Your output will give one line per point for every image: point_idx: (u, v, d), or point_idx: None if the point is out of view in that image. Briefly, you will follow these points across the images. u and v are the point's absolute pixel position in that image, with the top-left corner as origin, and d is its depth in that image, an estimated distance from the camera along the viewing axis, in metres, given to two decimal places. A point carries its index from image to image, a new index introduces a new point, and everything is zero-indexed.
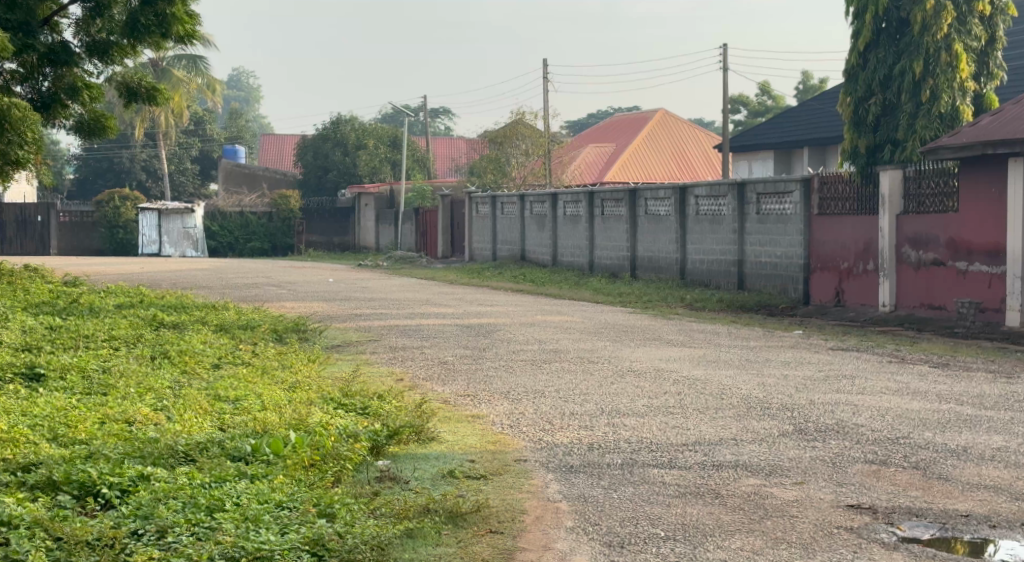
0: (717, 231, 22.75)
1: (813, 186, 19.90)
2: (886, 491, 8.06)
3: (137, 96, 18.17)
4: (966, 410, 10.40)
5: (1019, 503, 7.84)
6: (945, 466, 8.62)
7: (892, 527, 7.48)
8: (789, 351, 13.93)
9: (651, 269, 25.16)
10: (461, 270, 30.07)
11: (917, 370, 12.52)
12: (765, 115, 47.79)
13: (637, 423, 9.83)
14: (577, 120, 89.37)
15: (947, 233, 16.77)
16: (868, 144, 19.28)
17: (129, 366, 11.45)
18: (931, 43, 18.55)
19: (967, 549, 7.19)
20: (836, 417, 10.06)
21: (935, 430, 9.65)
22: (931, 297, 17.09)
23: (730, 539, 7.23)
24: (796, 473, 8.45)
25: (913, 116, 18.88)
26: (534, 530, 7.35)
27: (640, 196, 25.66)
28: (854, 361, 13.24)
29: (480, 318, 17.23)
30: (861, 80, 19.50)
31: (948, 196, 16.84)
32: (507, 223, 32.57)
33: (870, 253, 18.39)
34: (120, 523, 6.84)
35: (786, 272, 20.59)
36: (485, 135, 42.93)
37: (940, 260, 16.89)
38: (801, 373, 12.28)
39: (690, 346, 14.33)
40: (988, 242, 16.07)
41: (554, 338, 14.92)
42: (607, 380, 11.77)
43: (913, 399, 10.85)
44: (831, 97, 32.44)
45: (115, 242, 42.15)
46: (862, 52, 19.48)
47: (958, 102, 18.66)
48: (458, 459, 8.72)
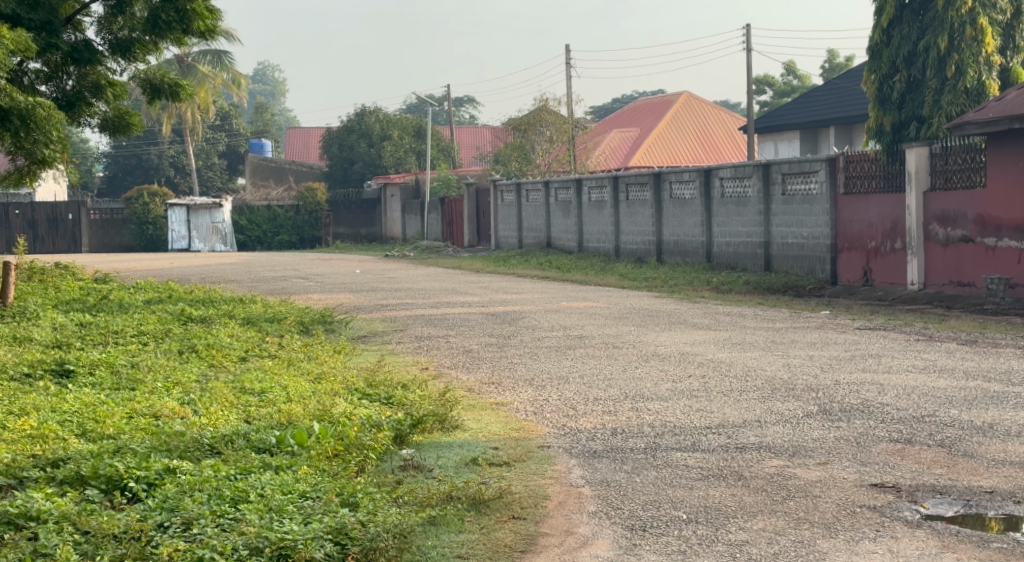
0: (742, 213, 22.68)
1: (839, 165, 19.81)
2: (910, 470, 8.05)
3: (161, 93, 18.26)
4: (994, 386, 10.36)
5: None
6: (970, 443, 8.60)
7: (916, 505, 7.47)
8: (815, 331, 13.90)
9: (677, 252, 25.13)
10: (489, 258, 30.12)
11: (945, 348, 12.47)
12: (791, 95, 47.62)
13: (660, 408, 9.84)
14: (601, 107, 89.54)
15: (976, 209, 16.67)
16: (893, 122, 19.13)
17: (157, 361, 11.55)
18: (955, 18, 18.41)
19: (1000, 526, 7.17)
20: (861, 397, 10.04)
21: (962, 407, 9.62)
22: (959, 274, 17.00)
23: (753, 521, 7.24)
24: (820, 453, 8.44)
25: (939, 92, 18.77)
26: (556, 516, 7.39)
27: (665, 180, 25.61)
28: (881, 340, 13.19)
29: (505, 306, 17.26)
30: (884, 57, 19.38)
31: (975, 171, 16.77)
32: (533, 209, 32.57)
33: (897, 231, 18.28)
34: (146, 516, 6.92)
35: (813, 252, 20.52)
36: (509, 122, 42.79)
37: (968, 237, 16.79)
38: (828, 353, 12.25)
39: (715, 329, 14.32)
40: (1016, 217, 15.97)
41: (579, 324, 14.93)
42: (632, 365, 11.79)
43: (940, 377, 10.81)
44: (855, 75, 32.28)
45: (145, 238, 42.36)
46: (886, 29, 19.32)
47: (984, 77, 18.60)
48: (481, 447, 8.76)
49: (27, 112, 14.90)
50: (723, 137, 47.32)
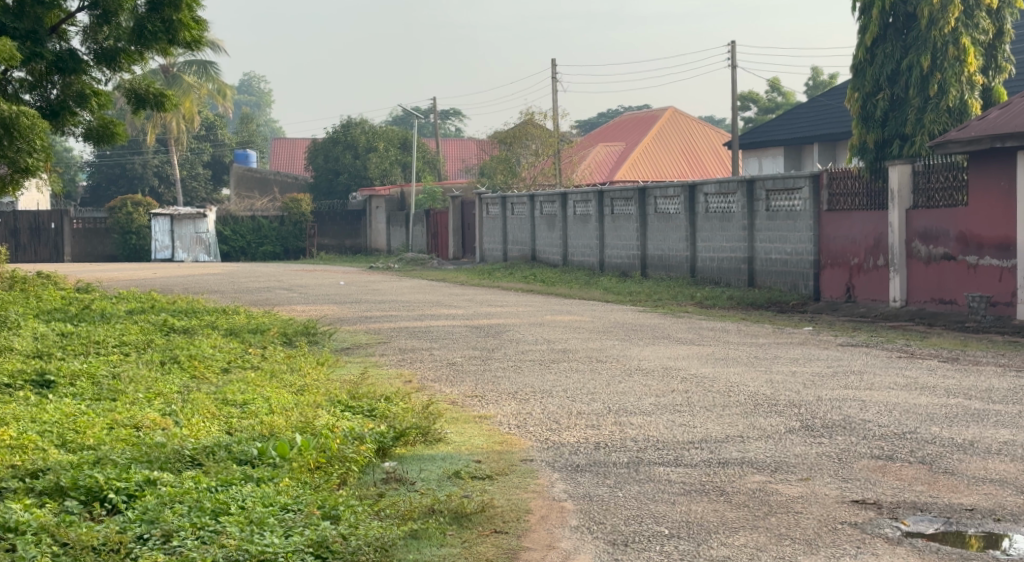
0: (726, 228, 22.74)
1: (823, 182, 19.88)
2: (891, 486, 8.07)
3: (146, 103, 18.18)
4: (974, 404, 10.40)
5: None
6: (951, 460, 8.62)
7: (896, 521, 7.49)
8: (798, 347, 13.92)
9: (661, 267, 25.16)
10: (473, 271, 30.08)
11: (926, 365, 12.51)
12: (775, 112, 47.88)
13: (643, 422, 9.84)
14: (587, 121, 90.21)
15: (957, 227, 16.74)
16: (875, 139, 19.21)
17: (138, 372, 11.50)
18: (938, 38, 18.46)
19: (980, 543, 7.18)
20: (843, 413, 10.06)
21: (942, 424, 9.64)
22: (942, 291, 17.07)
23: (735, 536, 7.25)
24: (801, 469, 8.46)
25: (922, 110, 18.85)
26: (538, 529, 7.39)
27: (649, 195, 25.68)
28: (863, 357, 13.20)
29: (489, 319, 17.25)
30: (868, 75, 19.43)
31: (956, 189, 16.85)
32: (517, 223, 32.58)
33: (880, 248, 18.37)
34: (125, 528, 6.90)
35: (797, 268, 20.56)
36: (495, 136, 42.96)
37: (950, 255, 16.88)
38: (810, 369, 12.28)
39: (698, 344, 14.33)
40: (998, 236, 16.06)
41: (562, 337, 14.96)
42: (615, 379, 11.80)
43: (921, 394, 10.83)
44: (838, 94, 32.42)
45: (128, 248, 42.22)
46: (869, 47, 19.39)
47: (966, 96, 18.64)
48: (464, 460, 8.76)
49: (10, 121, 14.85)
50: (708, 152, 47.46)
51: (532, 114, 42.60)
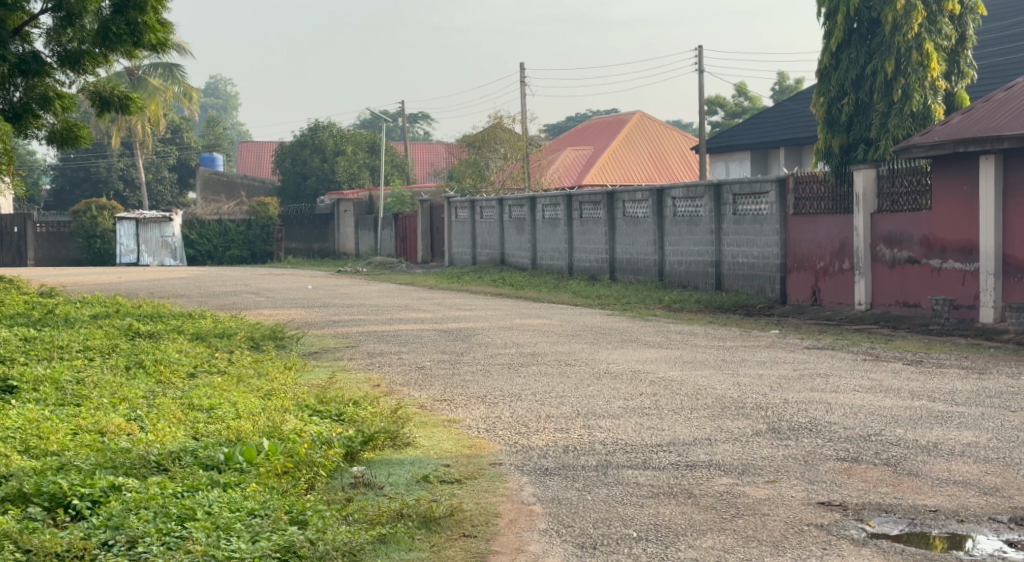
0: (694, 232, 22.84)
1: (788, 186, 20.00)
2: (856, 488, 8.14)
3: (111, 105, 18.10)
4: (937, 406, 10.49)
5: (988, 498, 7.91)
6: (915, 462, 8.69)
7: (861, 523, 7.55)
8: (765, 350, 14.01)
9: (630, 271, 25.25)
10: (442, 274, 30.09)
11: (891, 368, 12.61)
12: (742, 116, 48.14)
13: (612, 425, 9.88)
14: (555, 125, 90.42)
15: (921, 231, 16.90)
16: (840, 143, 19.35)
17: (103, 377, 11.45)
18: (902, 43, 18.61)
19: (943, 545, 7.25)
20: (808, 416, 10.13)
21: (907, 426, 9.73)
22: (906, 295, 17.22)
23: (702, 539, 7.29)
24: (768, 472, 8.51)
25: (886, 115, 18.96)
26: (507, 533, 7.41)
27: (617, 199, 25.75)
28: (829, 359, 13.30)
29: (458, 323, 17.26)
30: (833, 80, 19.61)
31: (921, 194, 17.00)
32: (486, 227, 32.62)
33: (845, 251, 18.51)
34: (89, 535, 6.88)
35: (763, 271, 20.69)
36: (463, 139, 42.98)
37: (914, 258, 17.04)
38: (777, 372, 12.37)
39: (666, 347, 14.39)
40: (961, 240, 16.20)
41: (531, 341, 14.99)
42: (584, 382, 11.83)
43: (886, 397, 10.92)
44: (805, 99, 32.59)
45: (93, 252, 41.87)
46: (835, 52, 19.56)
47: (930, 101, 18.72)
48: (433, 464, 8.77)
49: None
50: (675, 156, 47.65)
51: (501, 118, 42.68)
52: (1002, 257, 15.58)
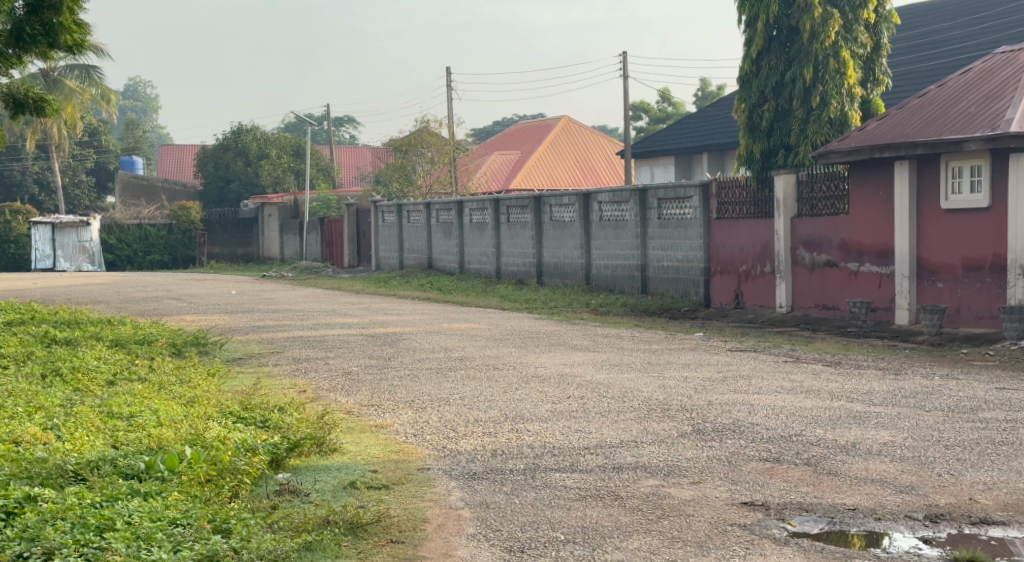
0: (620, 236, 23.03)
1: (712, 191, 20.26)
2: (779, 488, 8.28)
3: (25, 108, 17.73)
4: (857, 406, 10.71)
5: (904, 495, 8.09)
6: (835, 462, 8.86)
7: (782, 522, 7.69)
8: (690, 353, 14.18)
9: (557, 275, 25.39)
10: (367, 279, 30.03)
11: (812, 369, 12.83)
12: (666, 122, 48.60)
13: (539, 429, 9.96)
14: (480, 131, 90.59)
15: (839, 234, 17.21)
16: (762, 149, 19.72)
17: (20, 386, 11.31)
18: (819, 50, 18.91)
19: (862, 542, 7.41)
20: (733, 417, 10.28)
21: (827, 426, 9.92)
22: (825, 297, 17.55)
23: (629, 540, 7.39)
24: (693, 473, 8.63)
25: (805, 121, 19.26)
26: (435, 538, 7.45)
27: (544, 203, 25.88)
28: (753, 361, 13.50)
29: (384, 327, 17.26)
30: (754, 87, 19.88)
31: (838, 199, 17.28)
32: (413, 231, 32.62)
33: (767, 255, 18.77)
34: (5, 547, 6.81)
35: (687, 275, 20.92)
36: (388, 143, 42.91)
37: (833, 262, 17.34)
38: (702, 374, 12.52)
39: (593, 350, 14.51)
40: (877, 244, 16.52)
41: (458, 345, 15.04)
42: (512, 386, 11.90)
43: (808, 397, 11.11)
44: (728, 105, 32.97)
45: (8, 257, 41.72)
46: (755, 59, 19.82)
47: (846, 108, 19.05)
48: (360, 470, 8.78)
49: None
50: (600, 161, 47.98)
51: (427, 122, 42.69)
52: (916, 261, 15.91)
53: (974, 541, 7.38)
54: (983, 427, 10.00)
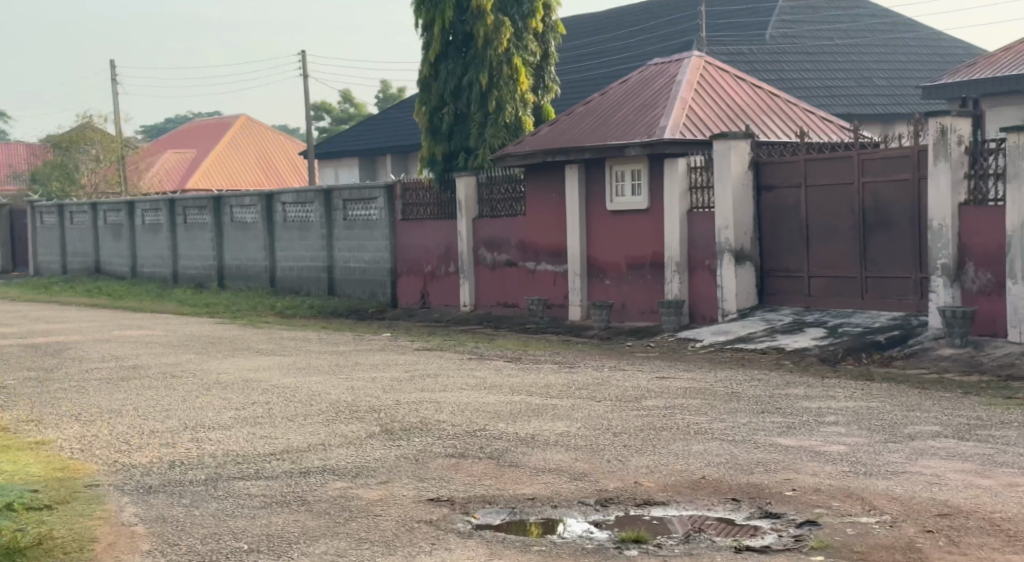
0: (304, 238, 22.93)
1: (396, 192, 20.55)
2: (463, 483, 8.49)
3: None
4: (536, 399, 11.13)
5: (579, 482, 8.47)
6: (517, 454, 9.18)
7: (467, 516, 7.91)
8: (376, 353, 14.32)
9: (239, 277, 25.02)
10: (30, 285, 28.65)
11: (494, 365, 13.22)
12: (348, 122, 48.67)
13: (222, 437, 9.84)
14: (156, 130, 87.96)
15: (516, 235, 18.28)
16: (443, 151, 20.03)
17: None
18: (494, 57, 19.42)
19: (539, 529, 7.73)
20: (419, 415, 10.48)
21: (510, 420, 10.25)
22: (503, 296, 18.57)
23: (315, 545, 7.41)
24: (380, 473, 8.75)
25: (483, 126, 19.78)
26: (105, 558, 7.22)
27: (224, 204, 25.46)
28: (437, 360, 13.77)
29: (50, 337, 16.54)
30: (432, 90, 20.17)
31: (515, 201, 18.37)
32: (79, 233, 31.38)
33: (450, 256, 19.43)
34: None
35: (374, 276, 21.14)
36: (51, 142, 41.00)
37: (511, 261, 18.37)
38: (388, 374, 12.67)
39: (277, 354, 14.42)
40: (552, 244, 17.73)
41: (132, 354, 14.60)
42: (192, 394, 11.68)
43: (491, 393, 11.45)
44: (410, 107, 33.39)
45: None
46: (432, 63, 20.10)
47: (520, 114, 19.75)
48: (18, 490, 8.35)
49: None
50: (282, 161, 47.54)
51: (94, 120, 41.07)
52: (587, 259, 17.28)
53: (640, 522, 7.77)
54: (652, 414, 10.62)
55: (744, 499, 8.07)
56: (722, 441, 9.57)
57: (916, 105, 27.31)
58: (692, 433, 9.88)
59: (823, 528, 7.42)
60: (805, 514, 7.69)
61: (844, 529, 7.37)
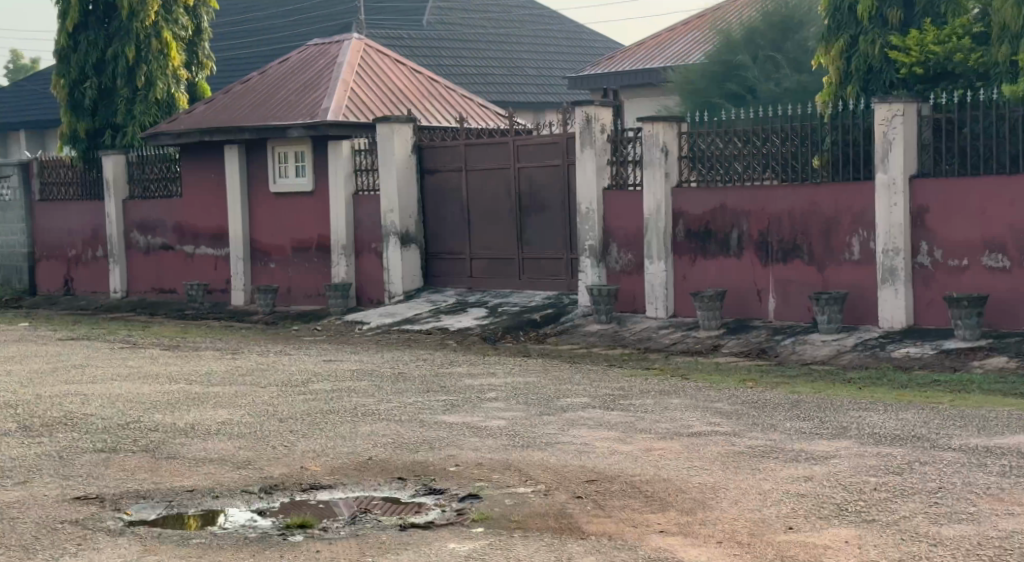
0: None
1: (32, 172, 20.66)
2: (113, 478, 8.11)
3: None
4: (193, 389, 10.94)
5: (239, 472, 8.27)
6: (173, 445, 8.97)
7: (117, 512, 7.41)
8: (16, 345, 13.62)
9: None
10: None
11: (147, 354, 12.90)
12: None
13: None
14: None
15: (173, 218, 18.40)
16: (89, 126, 19.87)
17: None
18: (140, 30, 19.49)
19: (197, 522, 7.32)
20: (64, 409, 10.07)
21: (164, 410, 10.02)
22: (160, 281, 18.69)
23: None
24: (20, 472, 8.28)
25: (131, 101, 19.80)
26: None
27: None
28: (84, 350, 13.24)
29: None
30: (74, 63, 19.91)
31: (169, 181, 18.48)
32: None
33: (98, 239, 19.58)
34: None
35: (9, 262, 21.20)
36: None
37: (168, 244, 18.50)
38: (28, 367, 12.08)
39: None
40: (213, 227, 17.86)
41: None
42: None
43: (144, 384, 11.14)
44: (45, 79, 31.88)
45: None
46: (72, 34, 19.86)
47: (172, 90, 19.88)
48: None
49: None
50: None
51: None
52: (248, 243, 17.41)
53: (304, 506, 7.56)
54: (313, 398, 10.66)
55: (407, 477, 8.08)
56: (386, 422, 9.68)
57: (562, 94, 28.76)
58: (357, 414, 9.97)
59: (483, 500, 7.45)
60: (466, 489, 7.73)
61: (503, 500, 7.44)
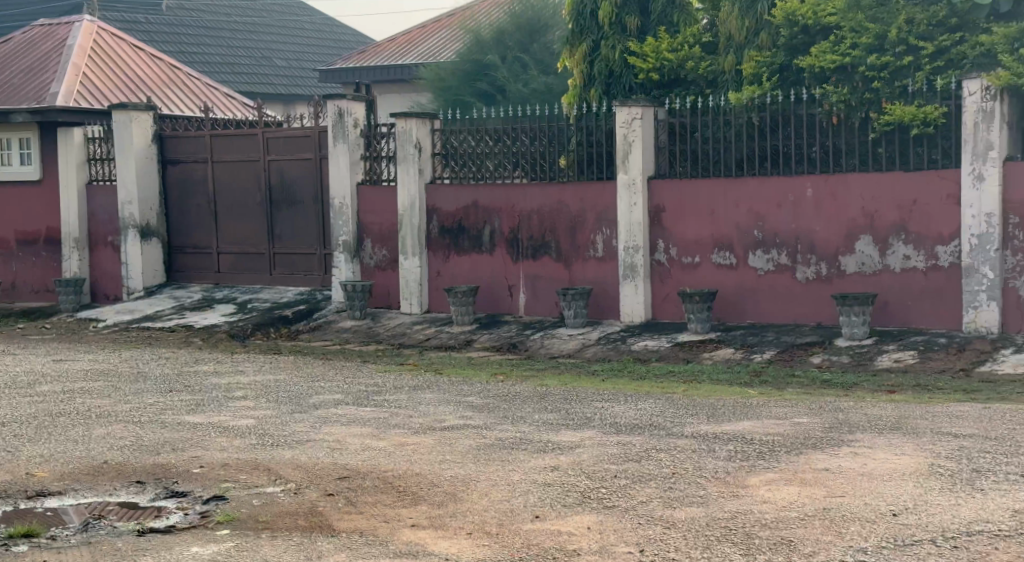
0: None
1: None
2: None
3: None
4: None
5: None
6: None
7: None
8: None
9: None
10: None
11: None
12: None
13: None
14: None
15: None
16: None
17: None
18: None
19: None
20: None
21: None
22: None
23: None
24: None
25: None
26: None
27: None
28: None
29: None
30: None
31: None
32: None
33: None
34: None
35: None
36: None
37: None
38: None
39: None
40: None
41: None
42: None
43: None
44: None
45: None
46: None
47: None
48: None
49: None
50: None
51: None
52: None
53: (30, 515, 7.02)
54: (43, 400, 10.40)
55: (149, 481, 7.57)
56: (122, 424, 9.36)
57: (314, 86, 28.20)
58: (91, 416, 9.66)
59: (230, 502, 7.04)
60: (211, 491, 7.30)
61: (249, 501, 7.03)
